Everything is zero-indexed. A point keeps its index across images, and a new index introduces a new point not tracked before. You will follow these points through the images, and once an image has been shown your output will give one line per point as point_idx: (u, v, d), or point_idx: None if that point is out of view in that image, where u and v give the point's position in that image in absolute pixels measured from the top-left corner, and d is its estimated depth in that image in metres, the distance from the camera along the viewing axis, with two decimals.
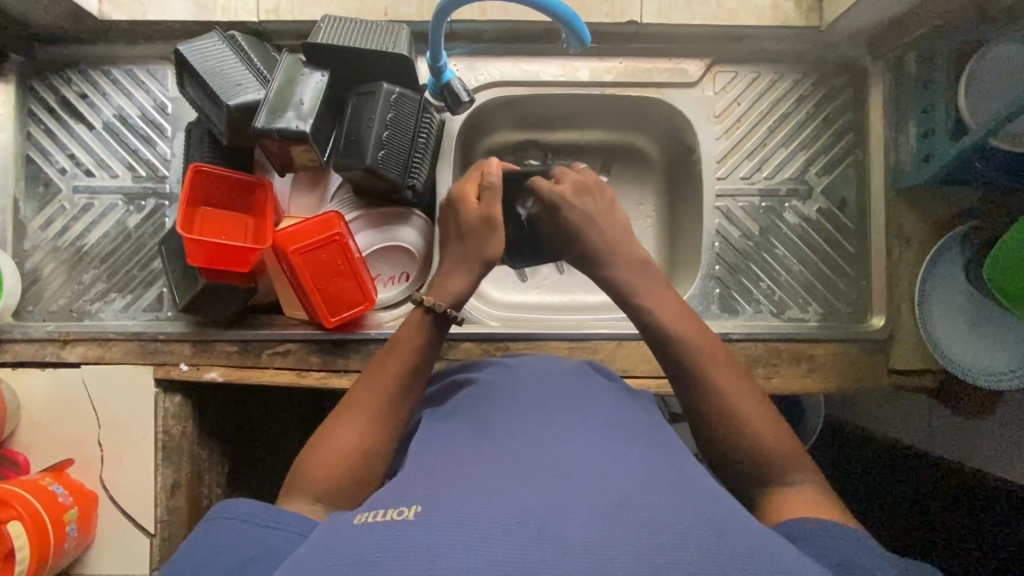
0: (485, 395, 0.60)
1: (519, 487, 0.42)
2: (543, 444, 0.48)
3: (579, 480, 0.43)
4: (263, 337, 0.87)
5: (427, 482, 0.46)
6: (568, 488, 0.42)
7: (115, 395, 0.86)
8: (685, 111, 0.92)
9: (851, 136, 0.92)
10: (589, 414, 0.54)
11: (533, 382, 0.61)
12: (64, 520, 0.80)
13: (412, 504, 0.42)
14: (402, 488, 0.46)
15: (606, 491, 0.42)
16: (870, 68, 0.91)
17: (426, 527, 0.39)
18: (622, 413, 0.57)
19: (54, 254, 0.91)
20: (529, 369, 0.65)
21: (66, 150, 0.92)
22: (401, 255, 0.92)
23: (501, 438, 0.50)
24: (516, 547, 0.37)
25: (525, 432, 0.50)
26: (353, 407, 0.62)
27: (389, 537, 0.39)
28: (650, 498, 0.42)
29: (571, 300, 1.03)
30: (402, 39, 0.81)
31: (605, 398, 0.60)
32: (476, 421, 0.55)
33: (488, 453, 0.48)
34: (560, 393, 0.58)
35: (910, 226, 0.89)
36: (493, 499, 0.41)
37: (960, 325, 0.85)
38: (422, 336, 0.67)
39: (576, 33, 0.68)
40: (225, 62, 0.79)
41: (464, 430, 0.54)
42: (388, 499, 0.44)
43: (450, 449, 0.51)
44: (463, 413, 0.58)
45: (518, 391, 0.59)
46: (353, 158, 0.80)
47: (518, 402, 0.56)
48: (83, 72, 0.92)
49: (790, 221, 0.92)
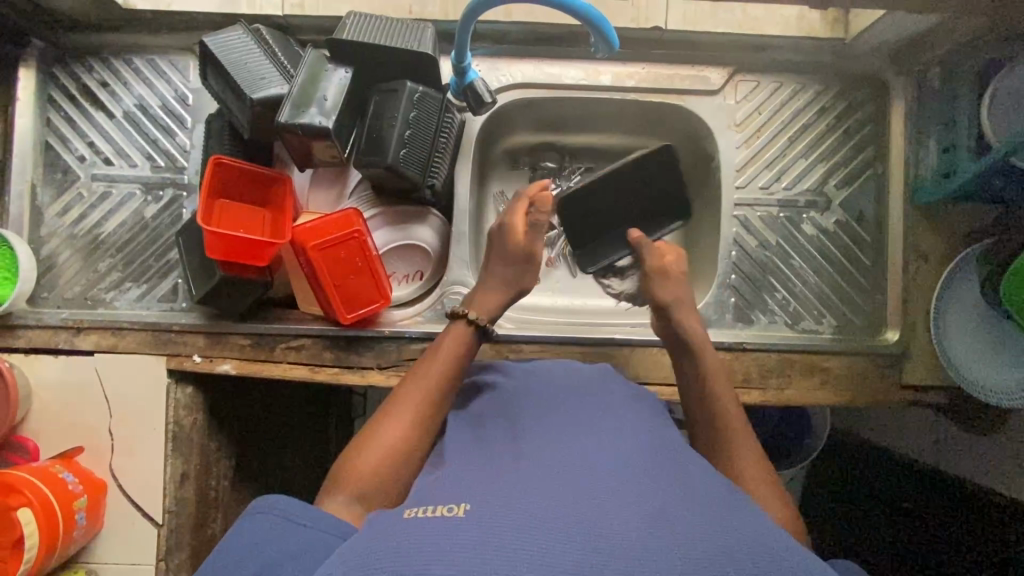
0: (517, 401, 0.61)
1: (568, 485, 0.43)
2: (584, 448, 0.49)
3: (624, 482, 0.44)
4: (278, 331, 0.87)
5: (473, 480, 0.46)
6: (616, 488, 0.43)
7: (128, 385, 0.86)
8: (706, 119, 0.92)
9: (871, 149, 0.92)
10: (624, 421, 0.55)
11: (565, 391, 0.62)
12: (73, 508, 0.80)
13: (460, 502, 0.43)
14: (448, 487, 0.46)
15: (652, 495, 0.43)
16: (892, 82, 0.91)
17: (479, 522, 0.40)
18: (654, 421, 0.58)
19: (70, 241, 0.91)
20: (558, 377, 0.66)
21: (86, 138, 0.91)
22: (417, 253, 0.92)
23: (541, 440, 0.51)
24: (571, 543, 0.38)
25: (565, 436, 0.51)
26: (394, 409, 0.62)
27: (441, 531, 0.39)
28: (693, 505, 0.43)
29: (583, 303, 1.03)
30: (427, 38, 0.81)
31: (634, 406, 0.60)
32: (510, 425, 0.56)
33: (531, 454, 0.49)
34: (586, 401, 0.59)
35: (927, 241, 0.89)
36: (544, 495, 0.42)
37: (978, 343, 0.85)
38: (465, 345, 0.69)
39: (604, 38, 0.68)
40: (249, 55, 0.79)
41: (504, 433, 0.55)
42: (433, 499, 0.45)
43: (489, 451, 0.52)
44: (496, 417, 0.59)
45: (552, 398, 0.60)
46: (374, 156, 0.80)
47: (551, 409, 0.57)
48: (105, 60, 0.92)
49: (807, 232, 0.92)
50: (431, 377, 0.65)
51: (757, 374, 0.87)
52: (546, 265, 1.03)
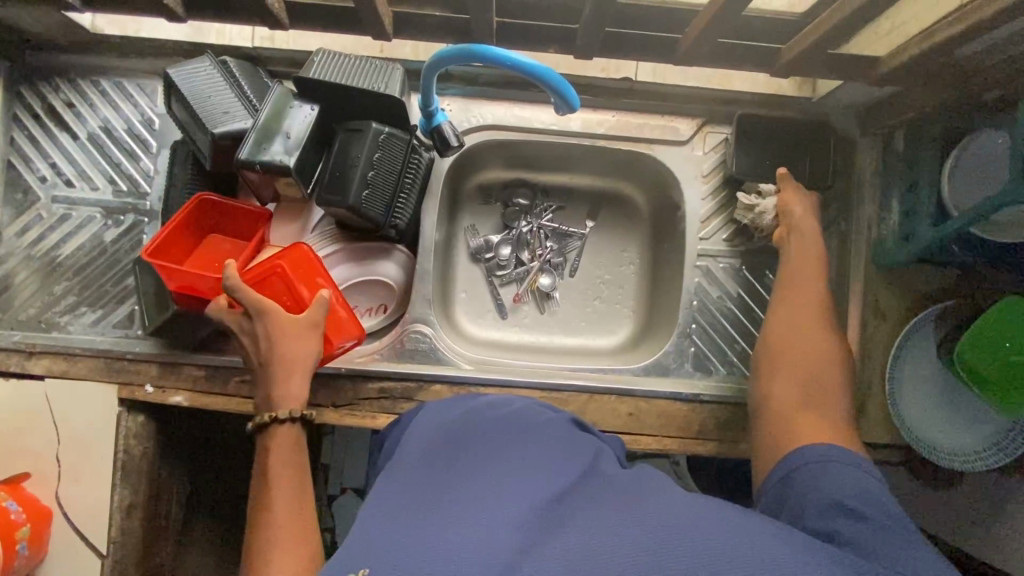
0: (439, 427, 0.60)
1: (465, 534, 0.43)
2: (486, 483, 0.48)
3: (523, 526, 0.44)
4: (233, 365, 0.86)
5: (375, 531, 0.46)
6: (513, 535, 0.43)
7: (78, 412, 0.85)
8: (673, 168, 0.92)
9: (835, 206, 0.93)
10: (535, 448, 0.55)
11: (485, 419, 0.61)
12: (15, 539, 0.78)
13: (357, 568, 0.42)
14: (351, 544, 0.45)
15: (552, 532, 0.43)
16: (858, 142, 0.92)
17: None
18: (570, 444, 0.57)
19: (27, 262, 0.89)
20: (484, 403, 0.65)
21: (48, 159, 0.90)
22: (381, 288, 0.92)
23: (448, 478, 0.50)
24: None
25: (472, 470, 0.51)
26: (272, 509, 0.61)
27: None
28: (598, 526, 0.44)
29: (547, 342, 1.02)
30: (395, 79, 0.81)
31: (548, 427, 0.60)
32: (426, 454, 0.55)
33: (436, 494, 0.48)
34: (500, 426, 0.59)
35: (886, 301, 0.89)
36: (440, 548, 0.42)
37: (930, 402, 0.86)
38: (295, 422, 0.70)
39: (564, 99, 0.68)
40: (214, 89, 0.79)
41: (415, 464, 0.54)
42: (337, 560, 0.44)
43: (398, 487, 0.51)
44: (417, 442, 0.58)
45: (469, 427, 0.59)
46: (336, 195, 0.80)
47: (463, 440, 0.56)
48: (72, 81, 0.91)
49: (769, 285, 0.93)
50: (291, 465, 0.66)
51: (712, 426, 0.87)
52: (514, 301, 1.03)
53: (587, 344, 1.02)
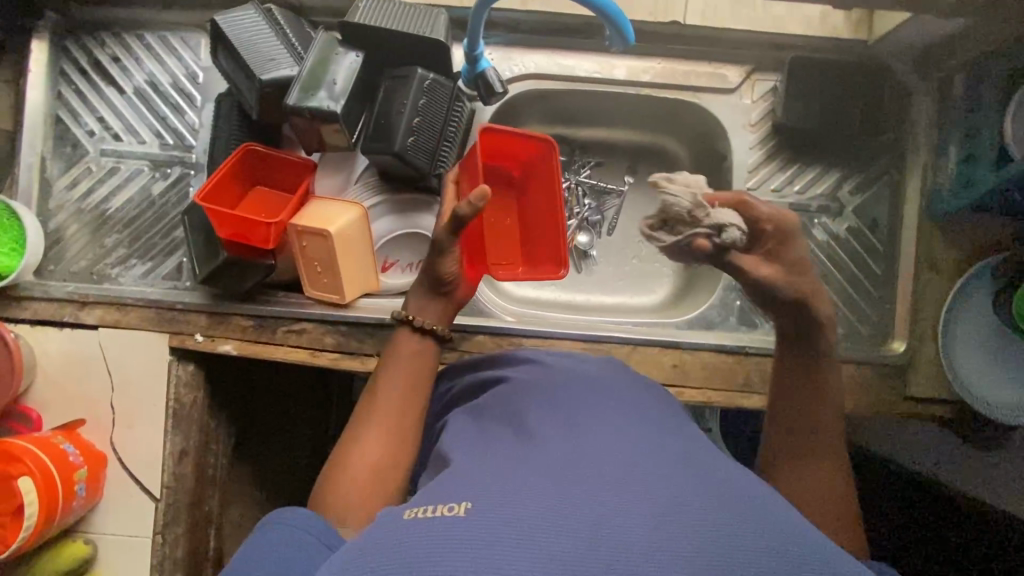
0: (524, 389, 0.60)
1: (569, 481, 0.42)
2: (588, 437, 0.48)
3: (628, 472, 0.43)
4: (280, 314, 0.87)
5: (474, 477, 0.45)
6: (619, 481, 0.42)
7: (131, 360, 0.87)
8: (720, 116, 0.90)
9: (888, 157, 0.90)
10: (626, 408, 0.54)
11: (573, 379, 0.60)
12: (74, 479, 0.81)
13: (461, 500, 0.42)
14: (448, 484, 0.46)
15: (658, 482, 0.42)
16: (914, 87, 0.88)
17: (483, 522, 0.39)
18: (661, 411, 0.56)
19: (78, 216, 0.91)
20: (566, 364, 0.65)
21: (97, 114, 0.92)
22: (422, 243, 0.92)
23: (545, 432, 0.50)
24: (577, 538, 0.38)
25: (569, 427, 0.50)
26: (366, 423, 0.63)
27: (440, 536, 0.39)
28: (702, 492, 0.42)
29: (586, 299, 1.01)
30: (440, 25, 0.80)
31: (636, 395, 0.59)
32: (515, 417, 0.55)
33: (533, 449, 0.48)
34: (586, 388, 0.58)
35: (941, 254, 0.86)
36: (545, 491, 0.41)
37: (980, 355, 0.83)
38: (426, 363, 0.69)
39: (621, 32, 0.69)
40: (259, 35, 0.79)
41: (507, 428, 0.54)
42: (435, 495, 0.45)
43: (490, 448, 0.51)
44: (503, 409, 0.58)
45: (559, 386, 0.59)
46: (381, 142, 0.80)
47: (553, 400, 0.56)
48: (119, 36, 0.92)
49: (817, 238, 0.91)
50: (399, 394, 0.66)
51: (757, 379, 0.86)
52: None
53: (627, 301, 1.01)
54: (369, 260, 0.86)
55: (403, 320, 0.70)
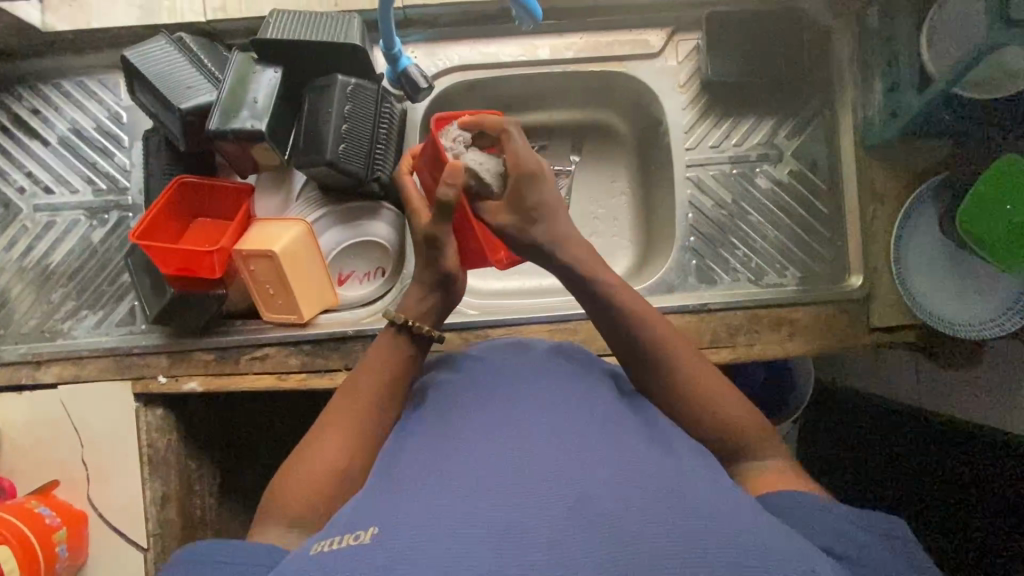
0: (448, 391, 0.59)
1: (475, 497, 0.43)
2: (500, 442, 0.48)
3: (535, 479, 0.43)
4: (241, 343, 0.86)
5: (385, 499, 0.45)
6: (523, 489, 0.43)
7: (95, 413, 0.85)
8: (650, 82, 0.91)
9: (818, 98, 0.92)
10: (549, 398, 0.54)
11: (499, 370, 0.60)
12: (53, 542, 0.79)
13: (368, 526, 0.42)
14: (362, 507, 0.45)
15: (563, 485, 0.43)
16: (832, 26, 0.90)
17: (384, 549, 0.39)
18: (586, 393, 0.56)
19: (21, 275, 0.89)
20: (497, 353, 0.64)
21: (24, 169, 0.90)
22: (375, 251, 0.91)
23: (461, 439, 0.50)
24: (474, 557, 0.38)
25: (485, 430, 0.50)
26: (326, 429, 0.59)
27: (344, 567, 0.39)
28: (608, 490, 0.43)
29: (550, 282, 1.01)
30: (354, 28, 0.79)
31: (565, 376, 0.59)
32: (439, 420, 0.55)
33: (448, 460, 0.47)
34: (510, 379, 0.58)
35: (884, 184, 0.88)
36: (449, 511, 0.42)
37: (937, 277, 0.85)
38: (401, 363, 0.64)
39: (526, 10, 0.70)
40: (174, 65, 0.78)
41: (429, 433, 0.53)
42: (348, 521, 0.44)
43: (408, 459, 0.50)
44: (429, 414, 0.57)
45: (485, 381, 0.58)
46: (314, 155, 0.79)
47: (473, 400, 0.56)
48: (35, 88, 0.90)
49: (762, 187, 0.92)
50: (369, 398, 0.61)
51: (726, 334, 0.87)
52: None
53: None
54: (322, 275, 0.86)
55: (398, 322, 0.65)
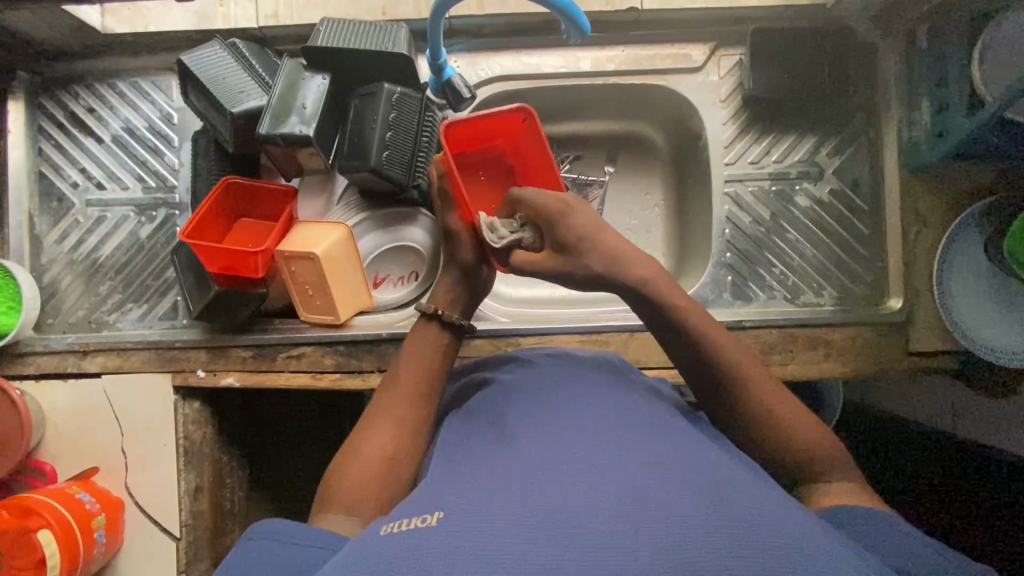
0: (500, 398, 0.61)
1: (536, 489, 0.44)
2: (560, 444, 0.49)
3: (592, 476, 0.45)
4: (277, 341, 0.88)
5: (450, 489, 0.47)
6: (582, 484, 0.44)
7: (136, 403, 0.88)
8: (691, 96, 0.91)
9: (862, 117, 0.90)
10: (600, 406, 0.56)
11: (549, 380, 0.62)
12: (92, 527, 0.81)
13: (434, 510, 0.44)
14: (425, 497, 0.47)
15: (621, 482, 0.44)
16: (878, 45, 0.89)
17: (451, 530, 0.41)
18: (636, 404, 0.57)
19: (70, 267, 0.92)
20: (546, 364, 0.66)
21: (78, 165, 0.93)
22: (409, 255, 0.93)
23: (518, 439, 0.52)
24: (541, 546, 0.39)
25: (540, 432, 0.52)
26: (376, 420, 0.62)
27: (412, 546, 0.40)
28: (666, 488, 0.43)
29: (580, 293, 1.01)
30: (401, 38, 0.81)
31: (619, 391, 0.60)
32: (492, 424, 0.57)
33: (505, 458, 0.49)
34: (564, 389, 0.59)
35: (927, 205, 0.86)
36: (512, 500, 0.43)
37: (982, 304, 0.82)
38: (440, 354, 0.69)
39: (575, 24, 0.71)
40: (226, 70, 0.80)
41: (488, 434, 0.55)
42: (410, 508, 0.46)
43: (465, 458, 0.52)
44: (482, 416, 0.59)
45: (537, 389, 0.60)
46: (357, 160, 0.81)
47: (531, 404, 0.57)
48: (92, 87, 0.94)
49: (801, 204, 0.91)
50: (413, 387, 0.65)
51: (760, 351, 0.86)
52: None
53: None
54: (359, 278, 0.87)
55: (431, 313, 0.71)
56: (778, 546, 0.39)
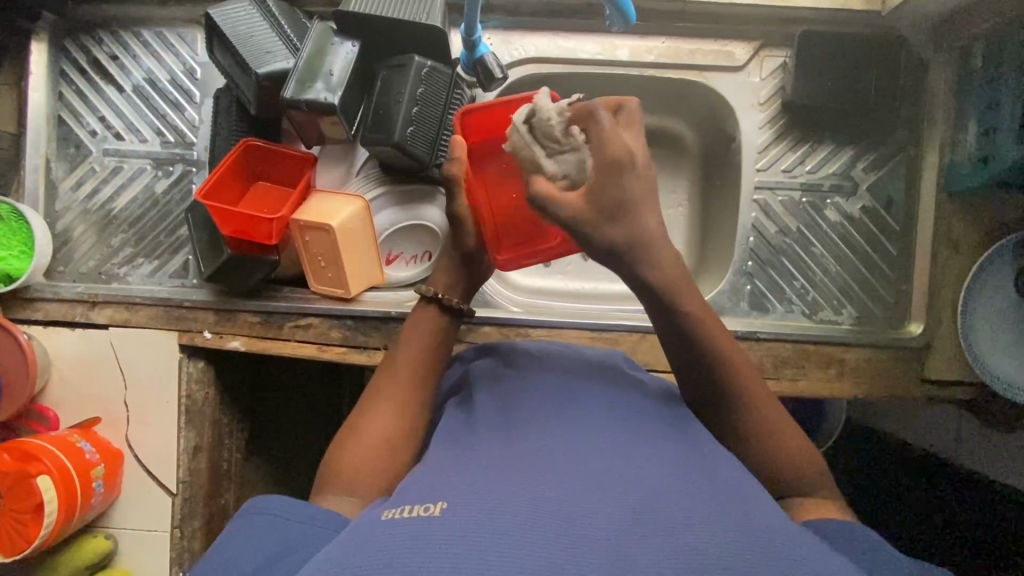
0: (506, 385, 0.60)
1: (545, 486, 0.42)
2: (566, 441, 0.48)
3: (609, 479, 0.43)
4: (285, 310, 0.87)
5: (452, 477, 0.45)
6: (594, 487, 0.42)
7: (141, 358, 0.88)
8: (728, 95, 0.88)
9: (905, 133, 0.87)
10: (615, 406, 0.54)
11: (560, 373, 0.60)
12: (91, 476, 0.82)
13: (436, 500, 0.42)
14: (427, 483, 0.46)
15: (631, 488, 0.42)
16: (931, 58, 0.85)
17: (452, 525, 0.39)
18: (650, 405, 0.56)
19: (84, 216, 0.91)
20: (555, 358, 0.64)
21: (97, 113, 0.92)
22: (424, 234, 0.90)
23: (530, 431, 0.50)
24: (541, 548, 0.37)
25: (553, 424, 0.51)
26: (377, 401, 0.60)
27: (414, 534, 0.39)
28: (680, 498, 0.42)
29: (592, 288, 0.99)
30: (436, 10, 0.78)
31: (626, 388, 0.59)
32: (503, 409, 0.55)
33: (517, 448, 0.48)
34: (569, 383, 0.58)
35: (960, 231, 0.84)
36: (523, 494, 0.42)
37: (1000, 332, 0.81)
38: (441, 333, 0.67)
39: (620, 11, 0.68)
40: (255, 28, 0.78)
41: (494, 419, 0.54)
42: (414, 493, 0.45)
43: (475, 443, 0.51)
44: (489, 400, 0.58)
45: (548, 381, 0.59)
46: (381, 134, 0.78)
47: (537, 395, 0.56)
48: (116, 34, 0.92)
49: (830, 218, 0.88)
50: (412, 369, 0.63)
51: (772, 365, 0.84)
52: None
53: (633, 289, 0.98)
54: (372, 255, 0.86)
55: (430, 296, 0.68)
56: (784, 562, 0.38)
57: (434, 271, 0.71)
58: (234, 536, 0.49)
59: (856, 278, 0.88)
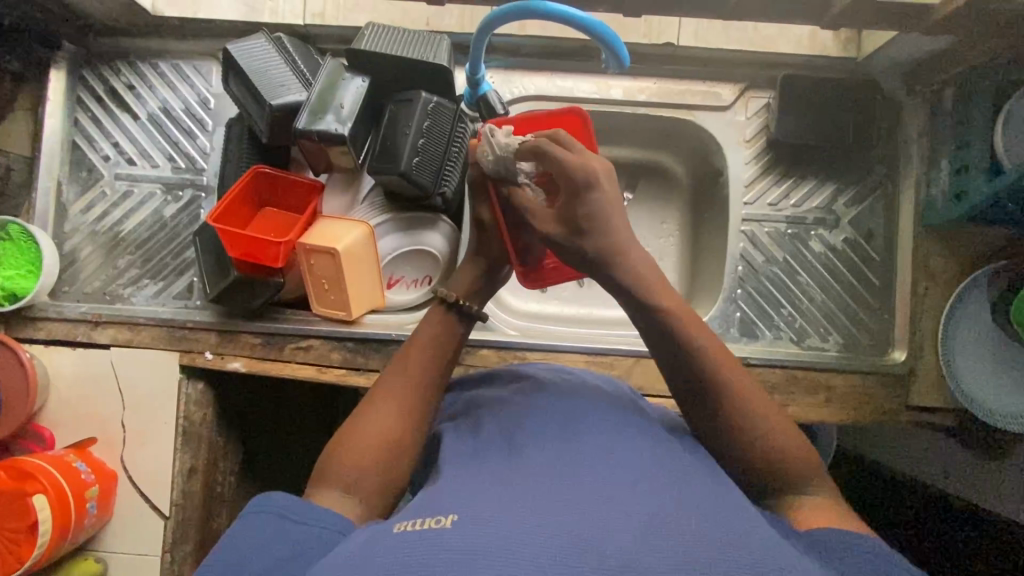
0: (509, 409, 0.61)
1: (553, 503, 0.44)
2: (573, 460, 0.50)
3: (612, 493, 0.45)
4: (287, 331, 0.89)
5: (461, 494, 0.47)
6: (602, 503, 0.44)
7: (142, 378, 0.88)
8: (716, 132, 0.94)
9: (883, 170, 0.92)
10: (618, 427, 0.56)
11: (563, 396, 0.62)
12: (85, 496, 0.82)
13: (448, 513, 0.44)
14: (436, 499, 0.47)
15: (636, 505, 0.44)
16: (904, 101, 0.91)
17: (464, 536, 0.41)
18: (649, 428, 0.58)
19: (92, 238, 0.93)
20: (556, 382, 0.66)
21: (111, 138, 0.95)
22: (426, 259, 0.93)
23: (536, 450, 0.52)
24: (552, 558, 0.39)
25: (558, 444, 0.52)
26: (380, 401, 0.61)
27: (428, 543, 0.40)
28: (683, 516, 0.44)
29: (587, 313, 1.02)
30: (442, 50, 0.83)
31: (627, 411, 0.61)
32: (507, 432, 0.57)
33: (524, 467, 0.49)
34: (572, 404, 0.60)
35: (938, 264, 0.88)
36: (533, 510, 0.43)
37: (978, 360, 0.84)
38: (450, 335, 0.69)
39: (615, 54, 0.73)
40: (269, 62, 0.82)
41: (499, 441, 0.56)
42: (423, 510, 0.46)
43: (482, 462, 0.52)
44: (494, 422, 0.60)
45: (551, 402, 0.60)
46: (387, 164, 0.82)
47: (542, 416, 0.58)
48: (132, 64, 0.96)
49: (815, 249, 0.92)
50: (420, 371, 0.64)
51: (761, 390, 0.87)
52: None
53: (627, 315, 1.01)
54: (375, 277, 0.88)
55: (447, 301, 0.70)
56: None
57: (453, 279, 0.74)
58: (233, 536, 0.49)
59: (841, 306, 0.91)
